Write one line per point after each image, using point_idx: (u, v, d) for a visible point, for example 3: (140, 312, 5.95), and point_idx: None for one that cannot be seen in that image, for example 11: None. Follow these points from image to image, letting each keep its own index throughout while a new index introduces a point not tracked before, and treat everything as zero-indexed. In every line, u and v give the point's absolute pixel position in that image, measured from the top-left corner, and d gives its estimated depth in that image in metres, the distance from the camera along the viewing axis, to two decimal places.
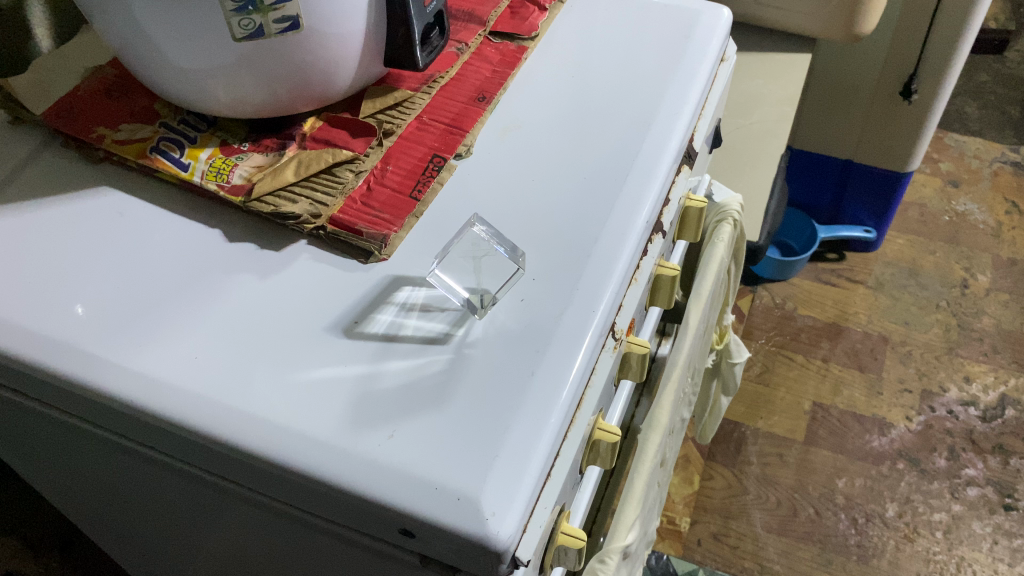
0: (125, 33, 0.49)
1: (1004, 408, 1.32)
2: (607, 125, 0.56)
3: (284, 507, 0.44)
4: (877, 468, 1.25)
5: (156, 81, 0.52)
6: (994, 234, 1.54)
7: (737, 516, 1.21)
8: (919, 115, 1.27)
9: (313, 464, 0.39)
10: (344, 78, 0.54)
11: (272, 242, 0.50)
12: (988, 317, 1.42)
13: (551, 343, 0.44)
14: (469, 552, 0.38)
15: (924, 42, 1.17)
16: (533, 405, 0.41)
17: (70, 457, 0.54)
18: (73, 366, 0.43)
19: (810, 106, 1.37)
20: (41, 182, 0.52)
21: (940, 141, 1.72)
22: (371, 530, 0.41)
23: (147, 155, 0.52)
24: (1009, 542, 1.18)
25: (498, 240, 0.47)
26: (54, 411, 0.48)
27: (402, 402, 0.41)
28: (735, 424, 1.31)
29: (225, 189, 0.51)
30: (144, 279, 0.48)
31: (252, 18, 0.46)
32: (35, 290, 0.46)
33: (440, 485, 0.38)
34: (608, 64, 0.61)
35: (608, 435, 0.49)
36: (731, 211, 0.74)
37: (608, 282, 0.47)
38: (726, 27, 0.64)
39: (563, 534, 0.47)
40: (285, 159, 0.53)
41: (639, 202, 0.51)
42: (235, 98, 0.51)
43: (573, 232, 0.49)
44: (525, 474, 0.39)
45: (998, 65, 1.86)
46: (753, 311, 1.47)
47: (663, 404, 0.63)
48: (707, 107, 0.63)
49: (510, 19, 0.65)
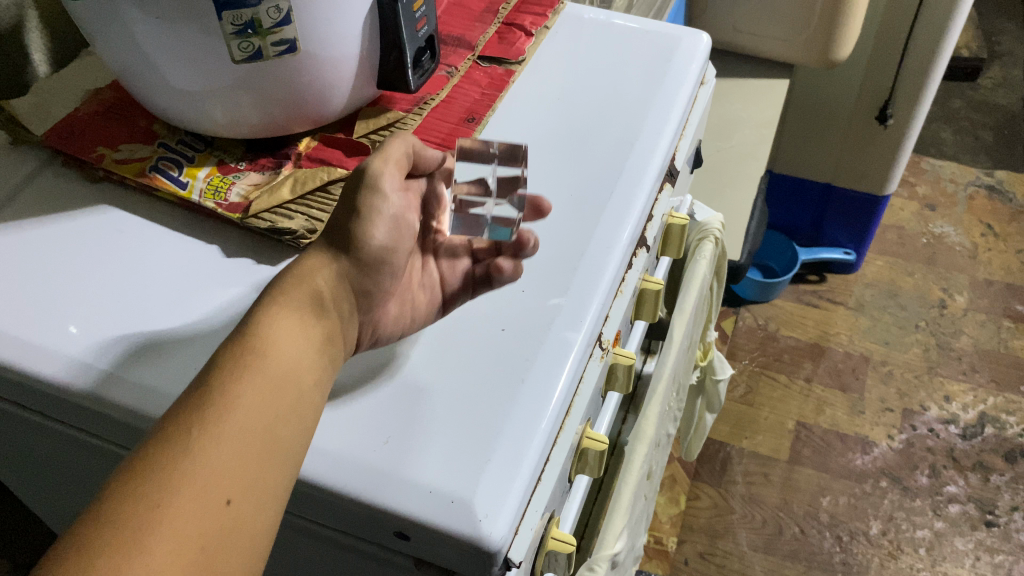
0: (126, 57, 0.50)
1: (983, 426, 1.34)
2: (594, 145, 0.58)
3: (292, 518, 0.45)
4: (861, 486, 1.27)
5: (156, 103, 0.54)
6: (970, 255, 1.58)
7: (724, 534, 1.22)
8: (896, 139, 1.30)
9: (323, 476, 0.41)
10: (340, 99, 0.55)
11: (270, 257, 0.51)
12: (966, 336, 1.45)
13: (539, 353, 0.46)
14: (463, 555, 0.40)
15: (898, 68, 1.21)
16: (524, 410, 0.43)
17: (69, 474, 0.55)
18: (70, 377, 0.44)
19: (790, 132, 1.41)
20: (41, 201, 0.54)
21: (916, 166, 1.76)
22: (367, 535, 0.43)
23: (146, 174, 0.53)
24: (991, 558, 1.19)
25: (474, 159, 0.52)
26: (53, 423, 0.49)
27: (364, 368, 0.45)
28: (720, 444, 1.33)
29: (222, 206, 0.52)
30: (142, 291, 0.49)
31: (251, 41, 0.47)
32: (32, 306, 0.48)
33: (434, 489, 0.40)
34: (594, 90, 0.63)
35: (596, 444, 0.51)
36: (713, 229, 0.77)
37: (595, 293, 0.49)
38: (705, 52, 0.66)
39: (553, 540, 0.47)
40: (282, 176, 0.54)
41: (624, 219, 0.53)
42: (232, 119, 0.53)
43: (560, 247, 0.51)
44: (516, 474, 0.40)
45: (971, 92, 1.92)
46: (736, 332, 1.49)
47: (649, 416, 0.65)
48: (688, 128, 0.65)
49: (498, 44, 0.67)
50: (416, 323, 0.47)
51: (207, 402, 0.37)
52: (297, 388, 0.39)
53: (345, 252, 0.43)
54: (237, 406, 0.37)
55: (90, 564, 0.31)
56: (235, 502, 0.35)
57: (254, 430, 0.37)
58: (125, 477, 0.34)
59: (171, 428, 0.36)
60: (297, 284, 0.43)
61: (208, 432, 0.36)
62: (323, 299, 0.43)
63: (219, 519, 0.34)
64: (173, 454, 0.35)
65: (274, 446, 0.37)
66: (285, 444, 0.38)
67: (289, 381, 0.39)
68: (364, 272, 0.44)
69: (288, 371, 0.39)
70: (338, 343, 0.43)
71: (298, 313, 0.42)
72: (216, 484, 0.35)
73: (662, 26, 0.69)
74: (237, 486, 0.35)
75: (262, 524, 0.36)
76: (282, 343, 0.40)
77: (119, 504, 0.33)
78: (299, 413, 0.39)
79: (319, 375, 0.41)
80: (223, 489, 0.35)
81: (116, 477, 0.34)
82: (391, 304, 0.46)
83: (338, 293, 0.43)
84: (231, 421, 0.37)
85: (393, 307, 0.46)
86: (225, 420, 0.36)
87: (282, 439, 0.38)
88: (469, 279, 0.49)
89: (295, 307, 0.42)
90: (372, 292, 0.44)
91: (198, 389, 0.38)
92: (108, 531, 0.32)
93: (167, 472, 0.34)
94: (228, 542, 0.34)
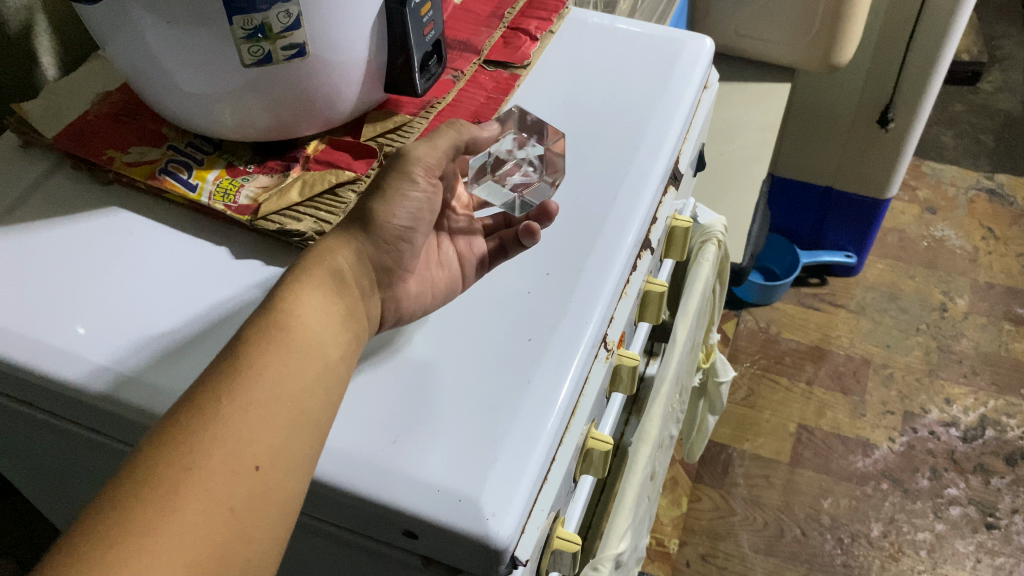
0: (136, 60, 0.51)
1: (983, 429, 1.34)
2: (598, 149, 0.59)
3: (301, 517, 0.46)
4: (862, 489, 1.28)
5: (166, 105, 0.54)
6: (971, 258, 1.58)
7: (725, 536, 1.23)
8: (897, 143, 1.30)
9: (333, 476, 0.41)
10: (347, 103, 0.56)
11: (279, 259, 0.52)
12: (967, 339, 1.46)
13: (545, 353, 0.46)
14: (471, 553, 0.40)
15: (899, 72, 1.21)
16: (531, 410, 0.43)
17: (77, 473, 0.56)
18: (78, 376, 0.45)
19: (791, 135, 1.42)
20: (51, 204, 0.54)
21: (917, 169, 1.76)
22: (374, 532, 0.43)
23: (156, 177, 0.54)
24: (992, 560, 1.20)
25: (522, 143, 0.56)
26: (63, 422, 0.49)
27: (374, 363, 0.46)
28: (722, 446, 1.33)
29: (232, 208, 0.53)
30: (151, 292, 0.49)
31: (261, 46, 0.48)
32: (42, 307, 0.48)
33: (441, 488, 0.40)
34: (598, 94, 0.64)
35: (601, 445, 0.51)
36: (716, 232, 0.77)
37: (601, 295, 0.49)
38: (708, 56, 0.67)
39: (558, 540, 0.48)
40: (290, 179, 0.55)
41: (628, 222, 0.53)
42: (241, 122, 0.54)
43: (565, 251, 0.52)
44: (523, 473, 0.41)
45: (971, 96, 1.92)
46: (738, 334, 1.50)
47: (652, 419, 0.65)
48: (691, 132, 0.66)
49: (503, 48, 0.67)
50: (436, 298, 0.48)
51: (236, 373, 0.38)
52: (321, 362, 0.41)
53: (365, 234, 0.45)
54: (266, 377, 0.38)
55: (126, 521, 0.32)
56: (264, 469, 0.37)
57: (282, 399, 0.38)
58: (157, 441, 0.35)
59: (201, 394, 0.37)
60: (320, 261, 0.44)
61: (237, 400, 0.37)
62: (344, 276, 0.44)
63: (248, 485, 0.36)
64: (204, 422, 0.36)
65: (301, 415, 0.39)
66: (312, 417, 0.39)
67: (314, 355, 0.40)
68: (382, 250, 0.46)
69: (312, 346, 0.41)
70: (360, 317, 0.44)
71: (321, 288, 0.43)
72: (246, 451, 0.36)
73: (666, 31, 0.70)
74: (266, 452, 0.37)
75: (289, 492, 0.37)
76: (307, 315, 0.41)
77: (153, 466, 0.34)
78: (324, 386, 0.40)
79: (343, 351, 0.42)
80: (252, 455, 0.36)
81: (148, 443, 0.35)
82: (411, 281, 0.47)
83: (358, 271, 0.45)
84: (259, 391, 0.38)
85: (414, 284, 0.47)
86: (254, 390, 0.38)
87: (308, 411, 0.39)
88: (485, 256, 0.52)
89: (318, 284, 0.43)
90: (392, 268, 0.47)
91: (226, 359, 0.39)
92: (142, 491, 0.33)
93: (199, 438, 0.36)
94: (257, 507, 0.36)
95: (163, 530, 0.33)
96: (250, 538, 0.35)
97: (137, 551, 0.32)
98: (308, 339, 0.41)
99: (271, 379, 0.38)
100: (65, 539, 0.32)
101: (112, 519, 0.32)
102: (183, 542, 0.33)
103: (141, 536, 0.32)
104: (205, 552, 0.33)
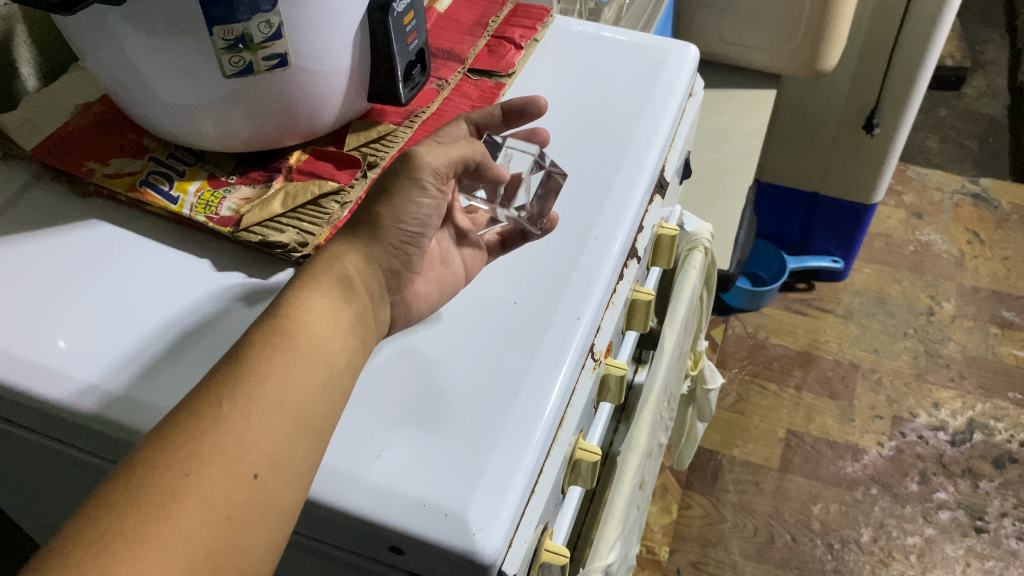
0: (117, 71, 0.50)
1: (971, 433, 1.34)
2: (582, 160, 0.58)
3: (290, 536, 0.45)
4: (852, 494, 1.28)
5: (147, 117, 0.54)
6: (957, 262, 1.59)
7: (715, 543, 1.23)
8: (882, 148, 1.31)
9: (317, 492, 0.41)
10: (330, 112, 0.56)
11: (262, 271, 0.52)
12: (954, 343, 1.46)
13: (533, 363, 0.46)
14: (457, 568, 0.40)
15: (884, 78, 1.22)
16: (519, 423, 0.43)
17: (57, 490, 0.55)
18: (56, 391, 0.44)
19: (777, 142, 1.42)
20: (31, 217, 0.54)
21: (903, 174, 1.77)
22: (362, 549, 0.43)
23: (137, 189, 0.53)
24: (981, 564, 1.20)
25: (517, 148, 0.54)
26: (45, 439, 0.48)
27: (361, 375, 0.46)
28: (711, 453, 1.33)
29: (213, 220, 0.52)
30: (133, 306, 0.49)
31: (241, 56, 0.47)
32: (25, 324, 0.47)
33: (427, 502, 0.40)
34: (581, 103, 0.63)
35: (589, 455, 0.51)
36: (702, 239, 0.77)
37: (588, 306, 0.49)
38: (693, 64, 0.67)
39: (548, 552, 0.48)
40: (273, 191, 0.54)
41: (613, 232, 0.53)
42: (223, 133, 0.53)
43: (551, 264, 0.51)
44: (509, 488, 0.40)
45: (955, 101, 1.94)
46: (726, 340, 1.50)
47: (641, 427, 0.65)
48: (677, 140, 0.65)
49: (488, 57, 0.67)
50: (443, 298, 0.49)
51: (241, 375, 0.38)
52: (327, 367, 0.40)
53: (373, 239, 0.44)
54: (271, 381, 0.38)
55: (119, 526, 0.32)
56: (263, 477, 0.36)
57: (286, 404, 0.38)
58: (156, 444, 0.35)
59: (203, 399, 0.37)
60: (329, 268, 0.43)
61: (239, 406, 0.37)
62: (352, 282, 0.43)
63: (246, 493, 0.35)
64: (207, 426, 0.36)
65: (305, 421, 0.38)
66: (315, 423, 0.39)
67: (320, 360, 0.40)
68: (390, 253, 0.45)
69: (317, 350, 0.40)
70: (367, 323, 0.44)
71: (327, 289, 0.42)
72: (245, 458, 0.36)
73: (651, 38, 0.69)
74: (266, 460, 0.36)
75: (287, 501, 0.37)
76: (312, 319, 0.41)
77: (149, 469, 0.34)
78: (330, 392, 0.40)
79: (350, 356, 0.42)
80: (253, 462, 0.36)
81: (145, 447, 0.35)
82: (420, 282, 0.47)
83: (367, 276, 0.44)
84: (263, 397, 0.37)
85: (423, 286, 0.47)
86: (257, 395, 0.37)
87: (312, 416, 0.39)
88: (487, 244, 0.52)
89: (325, 289, 0.42)
90: (400, 271, 0.46)
91: (229, 365, 0.38)
92: (138, 497, 0.33)
93: (199, 444, 0.35)
94: (253, 515, 0.35)
95: (154, 538, 0.32)
96: (245, 548, 0.35)
97: (128, 558, 0.31)
98: (311, 343, 0.40)
99: (274, 382, 0.38)
100: (59, 543, 0.32)
101: (104, 527, 0.32)
102: (176, 549, 0.32)
103: (133, 544, 0.32)
104: (197, 559, 0.33)
